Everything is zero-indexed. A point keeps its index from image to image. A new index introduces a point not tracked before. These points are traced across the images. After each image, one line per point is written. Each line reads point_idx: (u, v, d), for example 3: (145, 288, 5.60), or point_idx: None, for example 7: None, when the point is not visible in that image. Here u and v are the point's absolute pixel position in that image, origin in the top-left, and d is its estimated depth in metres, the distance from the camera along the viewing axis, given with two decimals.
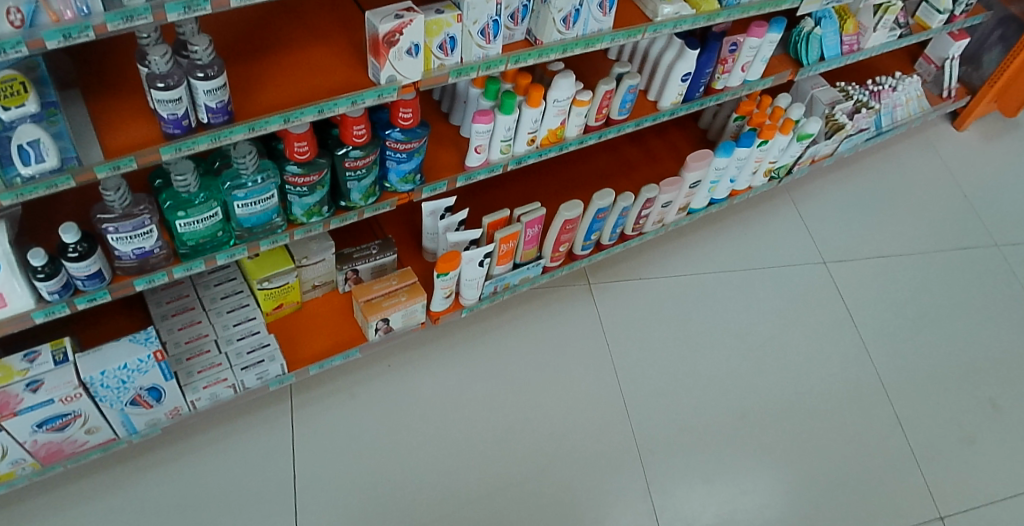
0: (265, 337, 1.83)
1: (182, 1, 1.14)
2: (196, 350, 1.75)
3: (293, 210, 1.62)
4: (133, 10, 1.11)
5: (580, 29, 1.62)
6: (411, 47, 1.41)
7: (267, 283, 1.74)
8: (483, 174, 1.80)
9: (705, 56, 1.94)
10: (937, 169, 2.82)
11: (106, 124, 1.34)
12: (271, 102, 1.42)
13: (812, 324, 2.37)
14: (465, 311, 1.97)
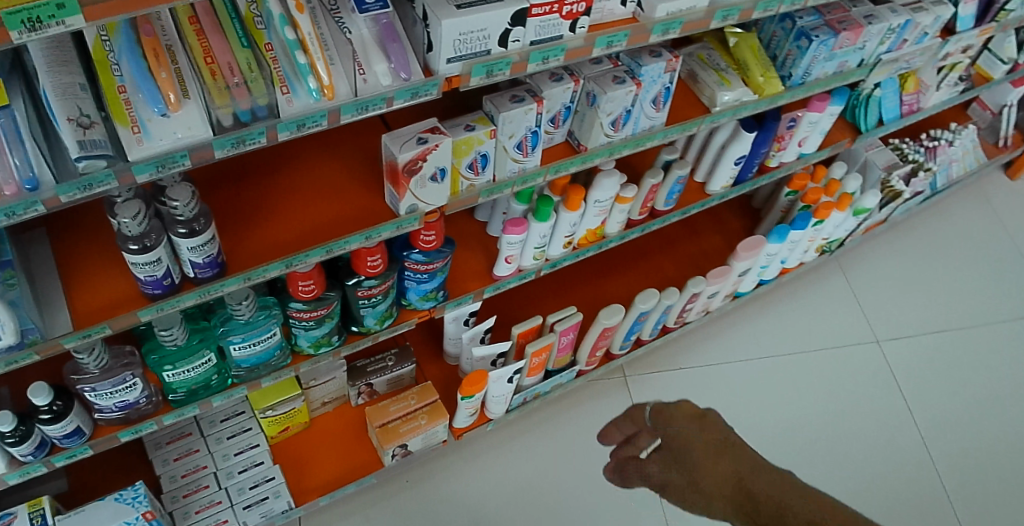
0: (268, 468, 1.77)
1: (153, 161, 0.86)
2: (193, 487, 1.69)
3: (299, 342, 1.49)
4: (92, 178, 0.84)
5: (631, 128, 1.39)
6: (437, 172, 1.19)
7: (271, 411, 1.71)
8: (514, 281, 1.67)
9: (762, 136, 1.73)
10: (988, 228, 2.65)
11: (77, 279, 1.16)
12: (270, 245, 1.22)
13: (866, 413, 2.18)
14: (491, 423, 1.89)
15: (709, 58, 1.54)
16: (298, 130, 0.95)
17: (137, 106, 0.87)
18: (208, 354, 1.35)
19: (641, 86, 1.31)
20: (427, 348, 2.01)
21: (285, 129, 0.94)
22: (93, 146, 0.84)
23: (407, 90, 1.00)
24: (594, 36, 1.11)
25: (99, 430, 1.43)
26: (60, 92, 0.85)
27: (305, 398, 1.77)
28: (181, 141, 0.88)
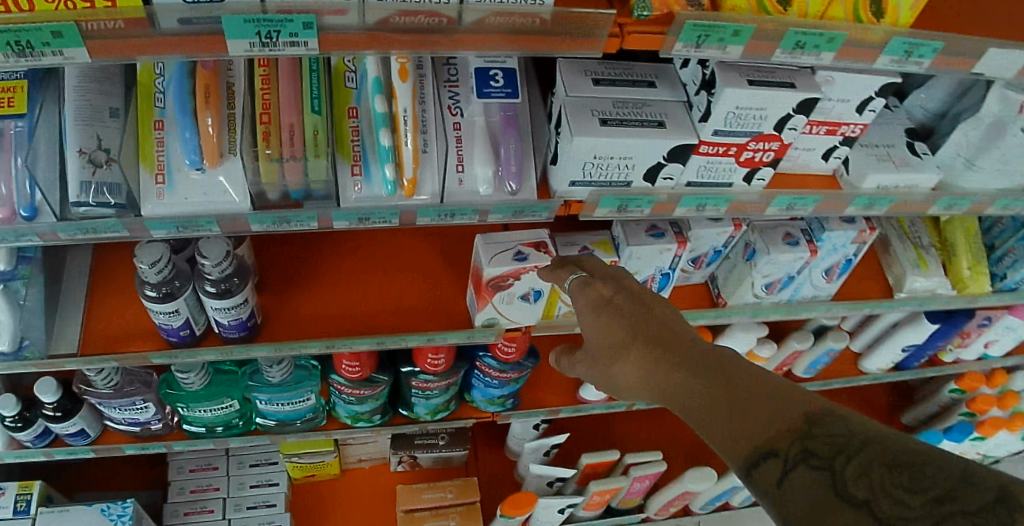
0: (276, 513, 1.60)
1: (173, 221, 0.69)
2: (198, 505, 1.58)
3: (336, 411, 1.31)
4: (96, 222, 0.68)
5: (788, 294, 1.12)
6: (530, 292, 0.97)
7: (297, 458, 1.57)
8: (600, 408, 1.44)
9: (943, 328, 1.41)
10: None
11: (100, 289, 1.01)
12: (315, 325, 1.02)
13: None
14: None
15: (911, 228, 1.22)
16: (359, 222, 0.76)
17: (170, 148, 0.70)
18: (230, 402, 1.19)
19: (816, 253, 1.03)
20: (487, 430, 1.82)
21: (342, 219, 0.74)
22: (98, 190, 0.67)
23: (509, 207, 0.78)
24: (774, 194, 0.84)
25: (106, 435, 1.28)
26: (86, 111, 0.69)
27: (338, 454, 1.64)
28: (211, 203, 0.70)
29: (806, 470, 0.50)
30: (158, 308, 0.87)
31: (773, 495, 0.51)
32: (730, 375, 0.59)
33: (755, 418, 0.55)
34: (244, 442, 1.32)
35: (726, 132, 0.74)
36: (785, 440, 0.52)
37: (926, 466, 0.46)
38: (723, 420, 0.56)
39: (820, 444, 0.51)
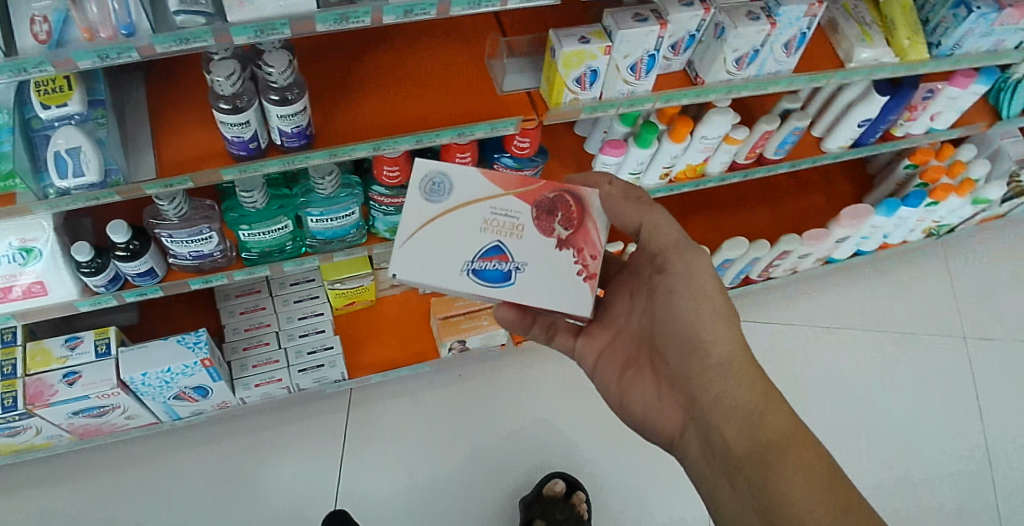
0: (326, 337, 1.68)
1: (254, 25, 0.87)
2: (253, 341, 1.63)
3: (376, 225, 1.46)
4: (189, 33, 0.85)
5: (755, 70, 1.30)
6: (504, 255, 1.01)
7: (339, 284, 1.61)
8: None
9: (893, 102, 1.57)
10: None
11: (166, 129, 1.18)
12: (362, 132, 1.19)
13: (940, 404, 2.04)
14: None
15: (855, 10, 1.41)
16: (404, 15, 0.94)
17: None
18: (287, 221, 1.36)
19: (775, 26, 1.21)
20: None
21: (391, 13, 0.93)
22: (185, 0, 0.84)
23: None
24: None
25: (172, 274, 1.43)
26: None
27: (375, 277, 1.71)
28: (285, 8, 0.88)
29: None
30: (231, 121, 1.03)
31: None
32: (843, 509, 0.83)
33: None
34: (296, 265, 1.47)
35: None
36: None
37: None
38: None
39: None
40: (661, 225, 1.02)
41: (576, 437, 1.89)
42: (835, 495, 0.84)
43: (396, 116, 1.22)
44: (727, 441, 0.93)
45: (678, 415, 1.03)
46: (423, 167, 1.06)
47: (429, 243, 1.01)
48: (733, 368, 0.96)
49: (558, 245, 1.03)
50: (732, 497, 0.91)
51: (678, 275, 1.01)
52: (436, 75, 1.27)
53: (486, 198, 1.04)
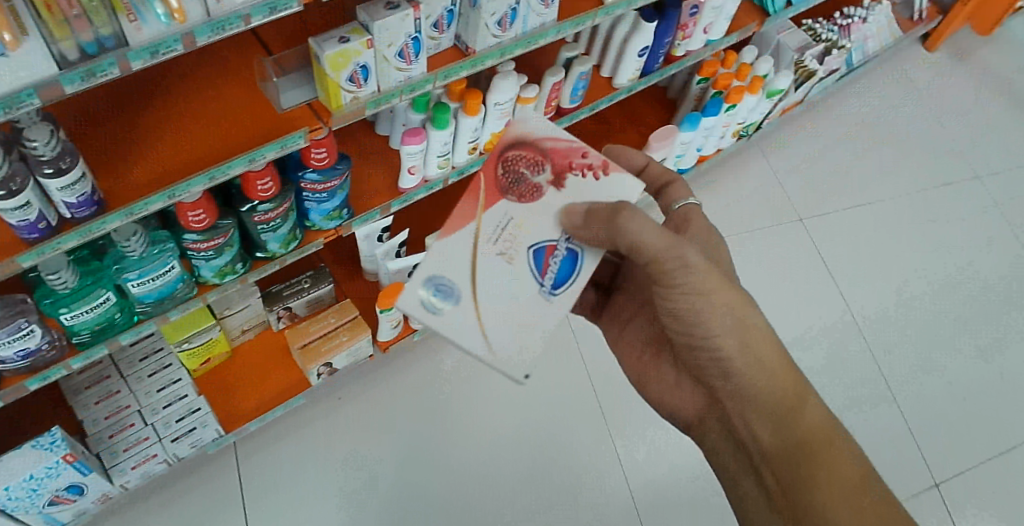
0: (194, 399, 1.64)
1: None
2: (117, 426, 1.56)
3: (201, 274, 1.42)
4: None
5: (520, 28, 1.38)
6: (551, 247, 1.06)
7: (186, 344, 1.54)
8: (421, 193, 1.56)
9: (663, 27, 1.69)
10: (912, 101, 2.72)
11: None
12: (151, 182, 1.18)
13: (795, 282, 2.21)
14: (416, 334, 1.73)
15: None
16: (152, 57, 0.93)
17: None
18: (106, 293, 1.32)
19: None
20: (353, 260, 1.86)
21: (138, 58, 0.91)
22: None
23: (264, 6, 0.99)
24: None
25: (4, 381, 1.30)
26: None
27: (222, 326, 1.60)
28: (24, 79, 0.84)
29: None
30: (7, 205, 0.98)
31: None
32: (863, 492, 1.00)
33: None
34: (134, 336, 1.43)
35: None
36: None
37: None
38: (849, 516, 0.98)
39: None
40: (639, 243, 0.98)
41: (483, 414, 1.98)
42: (856, 483, 1.01)
43: (185, 155, 1.21)
44: (753, 436, 1.08)
45: (699, 404, 1.21)
46: (405, 301, 1.02)
47: (503, 337, 1.05)
48: (754, 372, 1.07)
49: (561, 183, 1.08)
50: (757, 481, 1.09)
51: (680, 285, 1.03)
52: (212, 109, 1.27)
53: (477, 236, 1.07)
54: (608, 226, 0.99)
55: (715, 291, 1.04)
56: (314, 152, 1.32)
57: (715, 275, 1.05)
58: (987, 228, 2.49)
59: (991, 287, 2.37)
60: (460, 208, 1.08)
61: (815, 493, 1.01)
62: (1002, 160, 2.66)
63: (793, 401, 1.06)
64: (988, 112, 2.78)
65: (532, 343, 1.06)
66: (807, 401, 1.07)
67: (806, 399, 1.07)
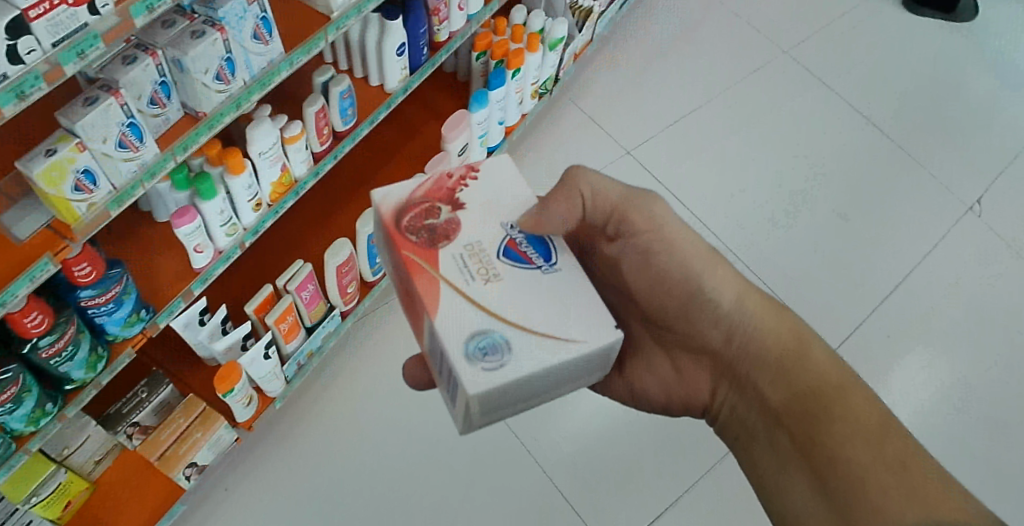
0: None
1: None
2: None
3: (12, 429, 1.25)
4: None
5: (244, 74, 1.31)
6: (507, 242, 0.99)
7: (34, 498, 1.38)
8: (220, 266, 1.51)
9: (413, 17, 1.66)
10: (699, 2, 2.78)
11: None
12: None
13: None
14: (278, 401, 1.69)
15: None
16: None
17: None
18: None
19: (225, 29, 1.23)
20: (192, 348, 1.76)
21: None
22: None
23: (9, 93, 0.93)
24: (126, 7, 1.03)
25: None
26: None
27: (69, 466, 1.47)
28: None
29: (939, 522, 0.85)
30: None
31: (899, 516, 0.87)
32: (877, 420, 0.97)
33: (882, 454, 0.93)
34: None
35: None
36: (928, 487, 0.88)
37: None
38: (858, 439, 0.95)
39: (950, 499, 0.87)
40: (601, 191, 1.06)
41: (391, 445, 1.81)
42: (872, 414, 0.98)
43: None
44: (764, 391, 1.08)
45: (705, 379, 1.19)
46: (473, 383, 0.86)
47: (572, 325, 0.93)
48: (744, 317, 1.09)
49: (463, 200, 1.04)
50: (777, 437, 1.06)
51: (646, 235, 1.08)
52: None
53: (449, 275, 0.95)
54: (566, 190, 1.04)
55: (688, 241, 1.09)
56: (76, 269, 1.21)
57: (691, 236, 1.11)
58: (803, 98, 2.58)
59: (824, 150, 2.47)
60: (421, 280, 0.94)
61: (824, 423, 0.99)
62: (796, 31, 2.77)
63: (794, 344, 1.08)
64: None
65: (598, 319, 0.94)
66: (810, 345, 1.08)
67: (813, 343, 1.08)
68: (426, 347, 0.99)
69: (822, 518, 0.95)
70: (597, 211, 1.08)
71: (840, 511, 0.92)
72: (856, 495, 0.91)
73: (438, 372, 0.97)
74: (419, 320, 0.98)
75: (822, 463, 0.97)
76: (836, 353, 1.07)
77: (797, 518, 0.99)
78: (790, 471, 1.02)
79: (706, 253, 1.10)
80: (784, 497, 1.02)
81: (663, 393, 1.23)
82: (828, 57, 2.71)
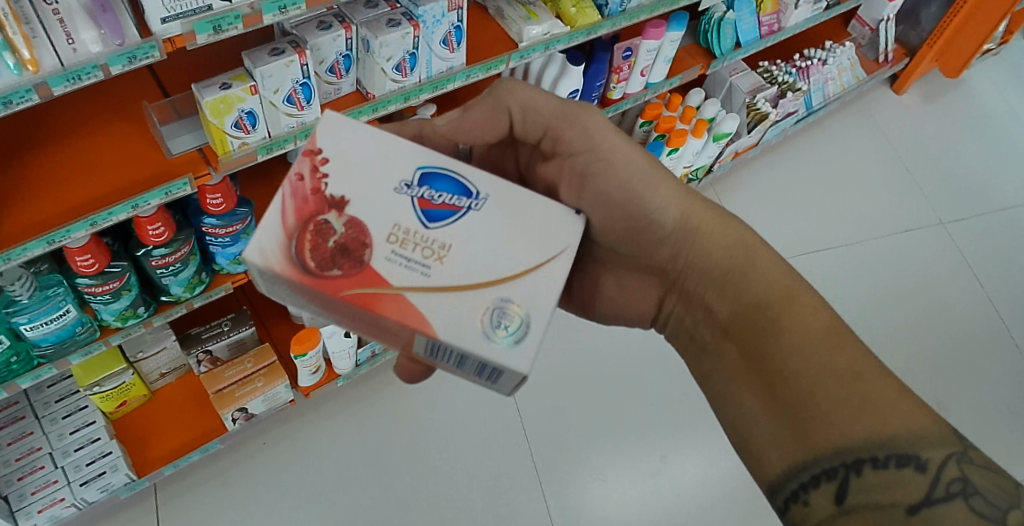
0: (106, 443, 1.56)
1: (65, 74, 1.03)
2: (39, 480, 1.50)
3: (101, 317, 1.39)
4: (11, 94, 1.00)
5: (423, 72, 1.38)
6: (420, 197, 0.88)
7: (97, 388, 1.50)
8: None
9: (594, 68, 1.69)
10: (877, 143, 2.69)
11: None
12: (42, 224, 1.18)
13: None
14: (341, 380, 1.71)
15: None
16: (72, 83, 1.05)
17: None
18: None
19: (419, 26, 1.30)
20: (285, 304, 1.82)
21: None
22: None
23: None
24: None
25: None
26: None
27: (136, 370, 1.56)
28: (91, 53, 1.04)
29: (863, 426, 0.79)
30: None
31: (830, 425, 0.81)
32: (828, 325, 0.86)
33: (832, 364, 0.83)
34: (32, 379, 1.37)
35: None
36: (847, 391, 0.81)
37: (991, 469, 0.76)
38: (808, 349, 0.85)
39: (871, 406, 0.80)
40: (530, 106, 0.99)
41: (427, 457, 1.81)
42: (821, 319, 0.87)
43: (58, 201, 1.20)
44: (712, 303, 0.98)
45: (654, 291, 1.09)
46: (518, 360, 0.82)
47: (534, 249, 0.89)
48: (690, 226, 0.98)
49: (339, 194, 0.86)
50: (725, 352, 0.96)
51: (582, 153, 0.98)
52: (105, 155, 1.26)
53: (390, 276, 0.83)
54: (490, 102, 1.01)
55: (627, 157, 0.97)
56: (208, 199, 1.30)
57: (618, 139, 0.98)
58: (949, 274, 2.44)
59: (952, 336, 2.30)
60: (387, 306, 0.82)
61: (772, 340, 0.88)
62: (967, 205, 2.62)
63: (741, 252, 0.96)
64: (953, 156, 2.74)
65: (547, 231, 0.91)
66: (757, 252, 0.96)
67: (754, 249, 0.96)
68: (421, 353, 0.89)
69: (774, 438, 0.86)
70: (529, 127, 1.02)
71: (792, 430, 0.84)
72: (806, 409, 0.83)
73: (450, 367, 0.90)
74: (399, 336, 0.87)
75: (770, 378, 0.87)
76: (785, 259, 0.96)
77: (748, 433, 0.90)
78: (733, 391, 0.93)
79: (646, 164, 0.98)
80: (729, 409, 0.93)
81: (612, 307, 1.14)
82: (988, 240, 2.55)
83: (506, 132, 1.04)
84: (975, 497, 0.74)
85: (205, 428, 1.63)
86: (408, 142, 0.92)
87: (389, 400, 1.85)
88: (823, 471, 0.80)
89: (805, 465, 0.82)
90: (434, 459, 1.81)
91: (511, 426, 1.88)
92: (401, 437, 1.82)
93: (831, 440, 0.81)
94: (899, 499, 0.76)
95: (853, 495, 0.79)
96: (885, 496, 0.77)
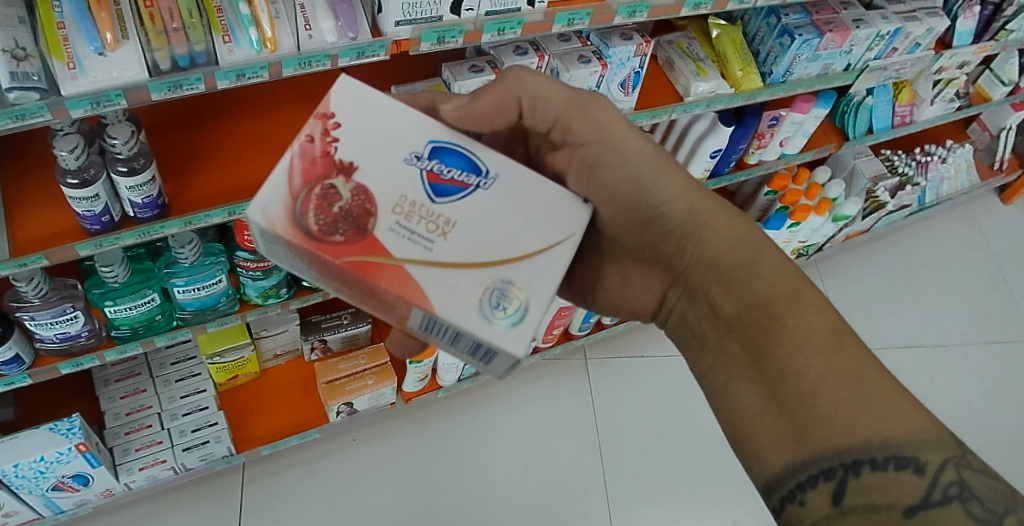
0: (211, 414, 1.58)
1: (299, 58, 1.10)
2: (143, 438, 1.52)
3: (246, 292, 1.44)
4: (245, 68, 1.08)
5: None
6: (430, 172, 0.85)
7: (218, 358, 1.54)
8: None
9: (740, 132, 1.72)
10: (981, 250, 2.68)
11: (44, 199, 1.21)
12: (225, 196, 1.24)
13: None
14: (442, 392, 1.74)
15: (688, 48, 1.58)
16: (301, 67, 1.12)
17: (229, 19, 1.10)
18: (152, 293, 1.34)
19: (607, 67, 1.35)
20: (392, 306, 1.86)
21: (224, 78, 1.08)
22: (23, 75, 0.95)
23: (626, 9, 1.29)
24: (554, 12, 1.23)
25: (41, 360, 1.35)
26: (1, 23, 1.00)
27: (256, 346, 1.59)
28: (327, 44, 1.11)
29: (862, 423, 0.76)
30: (79, 193, 1.09)
31: (829, 423, 0.77)
32: (831, 325, 0.83)
33: (831, 364, 0.79)
34: (168, 340, 1.41)
35: (495, 11, 1.18)
36: (844, 389, 0.77)
37: (990, 476, 0.73)
38: (810, 347, 0.81)
39: (870, 405, 0.76)
40: (543, 96, 0.92)
41: (505, 481, 1.80)
42: (824, 319, 0.83)
43: (243, 177, 1.27)
44: (718, 298, 0.95)
45: (662, 284, 1.06)
46: (517, 341, 0.79)
47: (542, 233, 0.85)
48: (702, 218, 0.96)
49: (347, 159, 0.83)
50: (725, 346, 0.92)
51: (593, 145, 0.92)
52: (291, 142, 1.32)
53: (383, 227, 0.80)
54: (500, 90, 0.91)
55: (645, 150, 0.93)
56: None
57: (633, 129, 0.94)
58: None
59: None
60: (387, 276, 0.79)
61: (773, 335, 0.85)
62: None
63: (748, 247, 0.94)
64: None
65: (555, 215, 0.87)
66: (764, 249, 0.93)
67: (762, 248, 0.94)
68: (415, 327, 0.85)
69: (768, 435, 0.82)
70: (538, 116, 0.94)
71: (788, 425, 0.80)
72: (806, 407, 0.79)
73: (444, 344, 0.86)
74: (395, 309, 0.83)
75: (771, 374, 0.83)
76: (790, 258, 0.93)
77: (741, 428, 0.85)
78: (730, 389, 0.89)
79: (660, 156, 0.94)
80: (725, 403, 0.89)
81: (619, 301, 1.11)
82: None
83: (513, 120, 0.94)
84: (971, 502, 0.70)
85: (306, 416, 1.66)
86: (411, 111, 0.88)
87: (478, 421, 1.88)
88: (822, 470, 0.77)
89: (804, 463, 0.78)
90: (512, 485, 1.80)
91: (592, 465, 1.86)
92: (485, 457, 1.83)
93: (829, 439, 0.77)
94: (897, 501, 0.73)
95: (851, 495, 0.75)
96: (882, 497, 0.74)
